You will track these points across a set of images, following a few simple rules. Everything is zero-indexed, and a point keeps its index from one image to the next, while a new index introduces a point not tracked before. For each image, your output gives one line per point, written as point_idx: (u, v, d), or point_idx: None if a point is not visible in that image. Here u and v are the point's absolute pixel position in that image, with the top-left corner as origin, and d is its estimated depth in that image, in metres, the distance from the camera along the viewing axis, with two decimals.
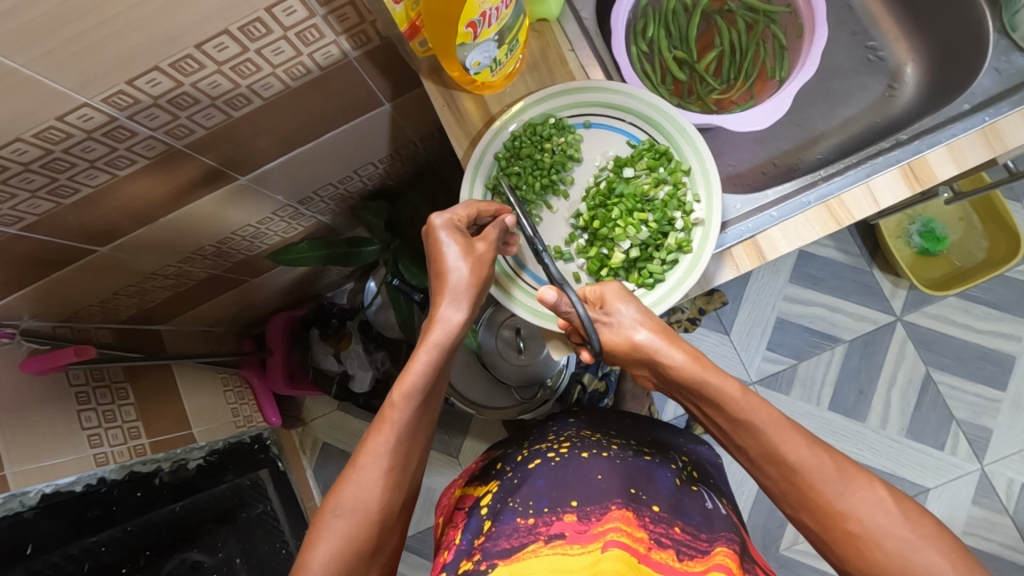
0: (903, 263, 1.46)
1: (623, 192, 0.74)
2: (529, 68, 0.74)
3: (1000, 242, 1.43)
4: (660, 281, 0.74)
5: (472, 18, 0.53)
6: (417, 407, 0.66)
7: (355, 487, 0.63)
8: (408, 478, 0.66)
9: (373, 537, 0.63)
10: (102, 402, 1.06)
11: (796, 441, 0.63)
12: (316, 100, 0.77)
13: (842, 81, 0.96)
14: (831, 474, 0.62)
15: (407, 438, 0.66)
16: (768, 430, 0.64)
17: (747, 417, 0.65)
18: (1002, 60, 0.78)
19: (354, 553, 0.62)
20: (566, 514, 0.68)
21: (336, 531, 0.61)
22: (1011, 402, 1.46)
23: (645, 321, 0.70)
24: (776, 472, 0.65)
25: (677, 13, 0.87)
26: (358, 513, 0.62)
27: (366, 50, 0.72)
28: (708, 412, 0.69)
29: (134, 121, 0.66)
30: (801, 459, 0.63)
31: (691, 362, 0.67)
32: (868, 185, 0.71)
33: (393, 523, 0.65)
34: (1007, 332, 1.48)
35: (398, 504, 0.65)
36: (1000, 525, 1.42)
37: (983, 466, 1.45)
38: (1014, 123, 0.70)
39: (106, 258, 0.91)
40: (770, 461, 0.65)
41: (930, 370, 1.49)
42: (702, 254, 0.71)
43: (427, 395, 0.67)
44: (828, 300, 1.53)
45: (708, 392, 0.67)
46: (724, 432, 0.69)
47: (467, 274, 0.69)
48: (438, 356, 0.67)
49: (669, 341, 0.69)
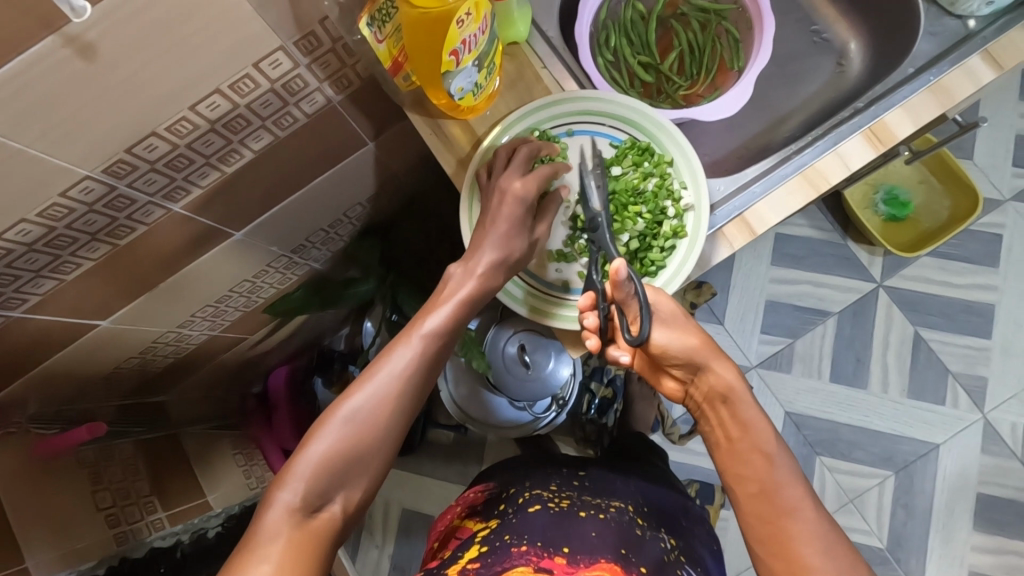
0: (874, 231, 1.52)
1: (614, 189, 0.78)
2: (507, 88, 0.79)
3: (960, 200, 1.50)
4: (662, 267, 0.78)
5: (454, 46, 0.57)
6: (441, 342, 0.71)
7: (366, 396, 0.66)
8: (414, 409, 0.69)
9: (370, 450, 0.65)
10: (115, 479, 1.04)
11: (800, 494, 0.70)
12: (303, 146, 0.80)
13: (794, 65, 1.03)
14: (811, 526, 0.67)
15: (427, 365, 0.70)
16: (779, 472, 0.70)
17: (769, 453, 0.72)
18: (936, 25, 0.85)
19: (351, 458, 0.64)
20: (557, 555, 0.75)
21: (340, 430, 0.64)
22: (1000, 348, 1.51)
23: (692, 326, 0.74)
24: (766, 507, 0.70)
25: (635, 22, 0.93)
26: (365, 421, 0.65)
27: (348, 93, 0.76)
28: (731, 434, 0.74)
29: (134, 188, 0.67)
30: (799, 504, 0.69)
31: (734, 380, 0.73)
32: (838, 152, 0.77)
33: (393, 440, 0.67)
34: (984, 283, 1.53)
35: (401, 426, 0.68)
36: (1012, 469, 1.46)
37: (986, 414, 1.49)
38: (955, 79, 0.78)
39: (107, 333, 0.91)
40: (765, 497, 0.70)
41: (918, 329, 1.54)
42: (697, 237, 0.75)
43: (452, 333, 0.72)
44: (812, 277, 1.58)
45: (742, 413, 0.74)
46: (736, 455, 0.74)
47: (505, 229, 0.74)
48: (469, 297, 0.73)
49: (719, 352, 0.74)
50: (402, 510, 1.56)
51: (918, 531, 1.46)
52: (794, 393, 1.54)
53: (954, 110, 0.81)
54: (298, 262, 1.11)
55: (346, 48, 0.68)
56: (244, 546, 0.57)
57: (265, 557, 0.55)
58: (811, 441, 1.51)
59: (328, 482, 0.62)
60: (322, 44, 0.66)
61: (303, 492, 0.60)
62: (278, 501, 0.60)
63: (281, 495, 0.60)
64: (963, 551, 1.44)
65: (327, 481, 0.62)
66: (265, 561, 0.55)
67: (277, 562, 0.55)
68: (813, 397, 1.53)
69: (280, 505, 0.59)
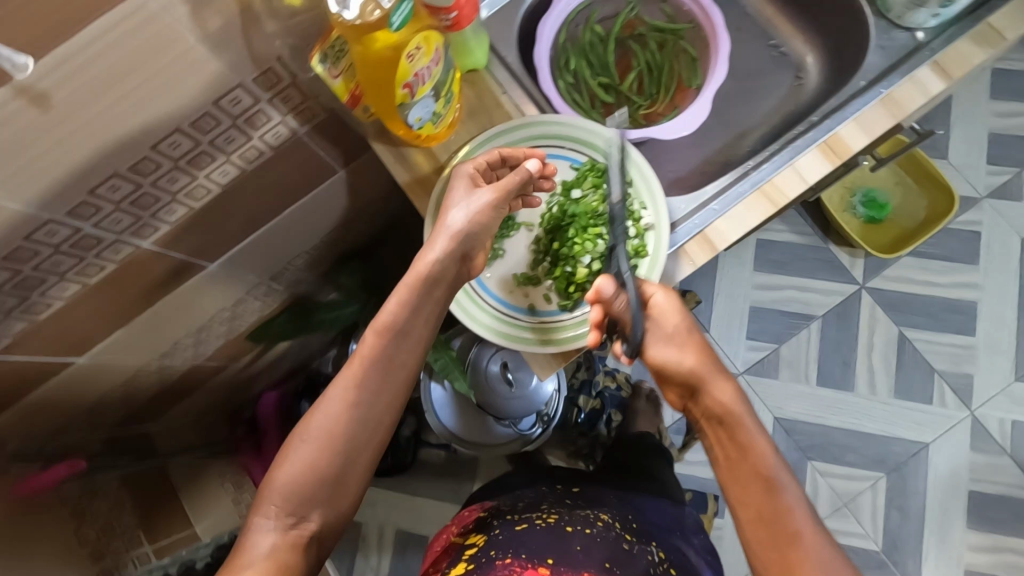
0: (854, 233, 1.54)
1: (575, 212, 0.81)
2: (468, 115, 0.81)
3: (938, 199, 1.51)
4: None
5: (407, 79, 0.59)
6: (387, 346, 0.70)
7: (323, 414, 0.67)
8: (375, 426, 0.68)
9: (333, 466, 0.66)
10: (100, 513, 1.06)
11: (806, 521, 0.65)
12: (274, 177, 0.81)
13: (756, 79, 1.04)
14: (817, 555, 0.63)
15: (376, 372, 0.69)
16: (784, 499, 0.66)
17: (774, 476, 0.68)
18: (886, 38, 0.88)
19: (317, 476, 0.65)
20: (541, 566, 0.76)
21: (304, 448, 0.65)
22: (985, 345, 1.51)
23: (684, 337, 0.76)
24: (769, 532, 0.65)
25: (593, 45, 0.95)
26: (330, 438, 0.66)
27: (313, 124, 0.77)
28: (728, 455, 0.71)
29: (101, 228, 0.68)
30: (802, 528, 0.65)
31: (730, 400, 0.73)
32: (794, 167, 0.80)
33: (362, 452, 0.67)
34: (965, 280, 1.53)
35: (369, 439, 0.68)
36: (1002, 466, 1.46)
37: (974, 412, 1.49)
38: (905, 91, 0.82)
39: (85, 368, 0.90)
40: (768, 524, 0.66)
41: (903, 329, 1.55)
42: (659, 256, 0.77)
43: (400, 334, 0.71)
44: (795, 281, 1.59)
45: (745, 433, 0.71)
46: (735, 479, 0.70)
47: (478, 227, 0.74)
48: (414, 297, 0.72)
49: (711, 367, 0.74)
50: (397, 532, 1.55)
51: (913, 532, 1.45)
52: (784, 398, 1.54)
53: (908, 124, 0.84)
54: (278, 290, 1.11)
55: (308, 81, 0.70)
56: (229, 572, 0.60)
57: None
58: (802, 446, 1.51)
59: (302, 501, 0.64)
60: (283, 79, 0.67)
61: (276, 512, 0.63)
62: (258, 527, 0.62)
63: (261, 520, 0.63)
64: (960, 551, 1.44)
65: (298, 502, 0.64)
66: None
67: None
68: (802, 402, 1.53)
69: (259, 529, 0.62)
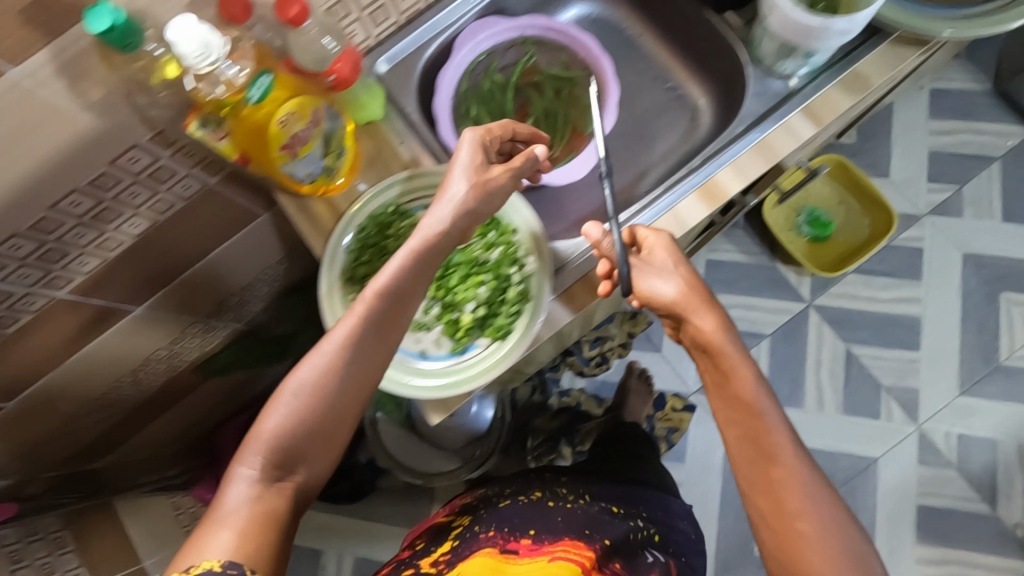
0: (799, 252, 1.57)
1: (460, 261, 0.95)
2: (367, 165, 0.89)
3: (879, 216, 1.53)
4: (510, 331, 0.89)
5: (284, 143, 0.72)
6: (387, 305, 0.72)
7: (312, 367, 0.68)
8: (366, 386, 0.70)
9: (326, 417, 0.67)
10: (39, 556, 1.00)
11: (791, 445, 0.74)
12: (184, 229, 0.85)
13: (651, 123, 1.17)
14: (799, 470, 0.72)
15: (376, 330, 0.71)
16: (769, 423, 0.75)
17: (758, 403, 0.76)
18: (761, 84, 1.00)
19: (308, 424, 0.66)
20: (524, 537, 0.92)
21: (293, 403, 0.66)
22: (929, 358, 1.52)
23: (674, 271, 0.85)
24: (754, 453, 0.75)
25: (495, 93, 1.07)
26: (317, 394, 0.67)
27: (222, 175, 0.82)
28: (715, 379, 0.81)
29: (10, 283, 0.72)
30: (780, 447, 0.74)
31: (713, 332, 0.81)
32: (674, 211, 0.93)
33: (348, 408, 0.69)
34: (911, 296, 1.55)
35: (358, 394, 0.69)
36: (948, 479, 1.48)
37: (921, 425, 1.51)
38: (777, 139, 0.96)
39: (12, 415, 0.91)
40: (754, 443, 0.75)
41: (849, 346, 1.57)
42: (540, 301, 0.89)
43: (399, 295, 0.73)
44: (744, 300, 1.62)
45: (728, 361, 0.80)
46: (724, 402, 0.80)
47: (477, 197, 0.79)
48: (418, 256, 0.75)
49: (698, 301, 0.82)
50: (355, 559, 1.56)
51: None
52: None
53: (784, 159, 0.99)
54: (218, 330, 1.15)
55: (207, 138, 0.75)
56: (211, 517, 0.61)
57: (228, 526, 0.59)
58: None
59: (289, 453, 0.65)
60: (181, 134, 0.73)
61: (261, 463, 0.64)
62: (240, 478, 0.63)
63: (242, 470, 0.64)
64: (909, 565, 1.45)
65: (285, 452, 0.65)
66: (225, 531, 0.59)
67: (232, 535, 0.59)
68: None
69: (243, 480, 0.63)
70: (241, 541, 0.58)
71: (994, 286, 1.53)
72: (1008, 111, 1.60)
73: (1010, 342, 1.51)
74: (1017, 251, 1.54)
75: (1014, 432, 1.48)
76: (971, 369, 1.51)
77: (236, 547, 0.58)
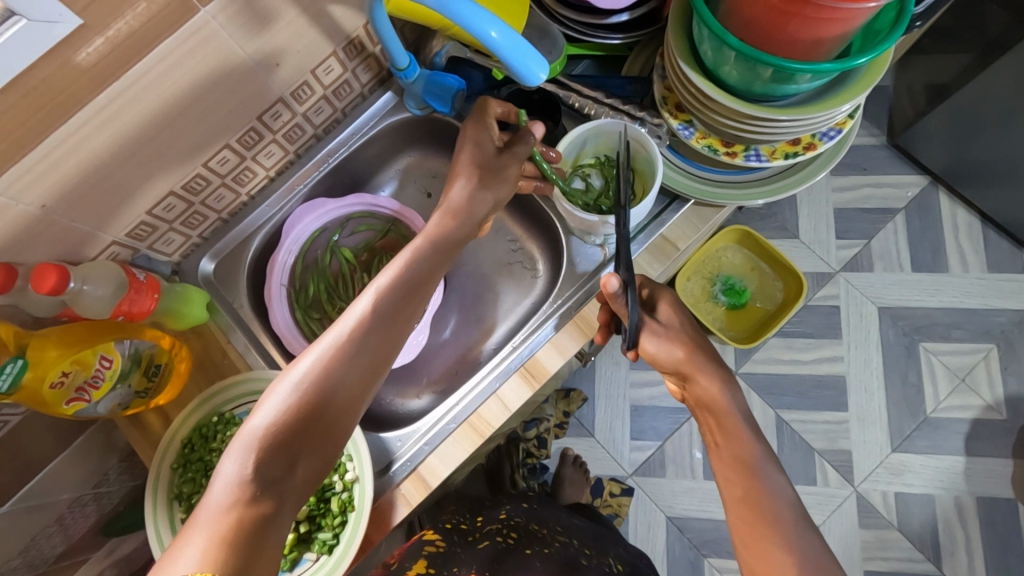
0: (713, 327, 1.27)
1: None
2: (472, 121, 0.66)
3: (790, 279, 1.25)
4: (461, 394, 0.70)
5: None
6: (409, 270, 0.57)
7: (312, 365, 0.50)
8: (369, 367, 0.52)
9: (327, 397, 0.49)
10: None
11: (787, 511, 0.55)
12: (7, 277, 0.53)
13: None
14: (791, 540, 0.53)
15: (404, 288, 0.56)
16: (767, 481, 0.56)
17: (761, 465, 0.57)
18: None
19: (317, 405, 0.48)
20: None
21: (289, 396, 0.48)
22: (857, 417, 1.27)
23: (680, 333, 0.63)
24: (750, 517, 0.55)
25: None
26: (312, 394, 0.48)
27: (41, 147, 0.51)
28: (716, 440, 0.61)
29: None
30: (782, 516, 0.54)
31: (722, 396, 0.62)
32: None
33: (341, 417, 0.50)
34: (834, 355, 1.30)
35: (354, 405, 0.51)
36: (894, 541, 1.20)
37: (857, 487, 1.23)
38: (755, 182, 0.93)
39: None
40: (751, 505, 0.56)
41: (778, 412, 1.29)
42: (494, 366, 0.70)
43: (452, 243, 0.61)
44: None
45: (733, 422, 0.61)
46: (722, 465, 0.60)
47: (467, 202, 0.63)
48: (428, 254, 0.59)
49: (708, 360, 0.62)
50: None
51: None
52: (671, 494, 1.23)
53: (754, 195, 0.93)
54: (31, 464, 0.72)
55: (62, 119, 0.51)
56: (185, 530, 0.42)
57: (199, 528, 0.41)
58: (698, 544, 1.20)
59: (282, 444, 0.46)
60: (4, 107, 0.46)
61: (253, 465, 0.45)
62: (221, 478, 0.44)
63: (223, 468, 0.44)
64: None
65: (280, 445, 0.46)
66: (198, 537, 0.40)
67: (209, 547, 0.40)
68: (683, 501, 1.22)
69: (224, 482, 0.44)
70: (216, 555, 0.39)
71: (911, 337, 1.30)
72: (907, 163, 1.39)
73: (933, 391, 1.26)
74: (931, 301, 1.31)
75: (949, 483, 1.22)
76: (899, 423, 1.25)
77: (210, 567, 0.39)
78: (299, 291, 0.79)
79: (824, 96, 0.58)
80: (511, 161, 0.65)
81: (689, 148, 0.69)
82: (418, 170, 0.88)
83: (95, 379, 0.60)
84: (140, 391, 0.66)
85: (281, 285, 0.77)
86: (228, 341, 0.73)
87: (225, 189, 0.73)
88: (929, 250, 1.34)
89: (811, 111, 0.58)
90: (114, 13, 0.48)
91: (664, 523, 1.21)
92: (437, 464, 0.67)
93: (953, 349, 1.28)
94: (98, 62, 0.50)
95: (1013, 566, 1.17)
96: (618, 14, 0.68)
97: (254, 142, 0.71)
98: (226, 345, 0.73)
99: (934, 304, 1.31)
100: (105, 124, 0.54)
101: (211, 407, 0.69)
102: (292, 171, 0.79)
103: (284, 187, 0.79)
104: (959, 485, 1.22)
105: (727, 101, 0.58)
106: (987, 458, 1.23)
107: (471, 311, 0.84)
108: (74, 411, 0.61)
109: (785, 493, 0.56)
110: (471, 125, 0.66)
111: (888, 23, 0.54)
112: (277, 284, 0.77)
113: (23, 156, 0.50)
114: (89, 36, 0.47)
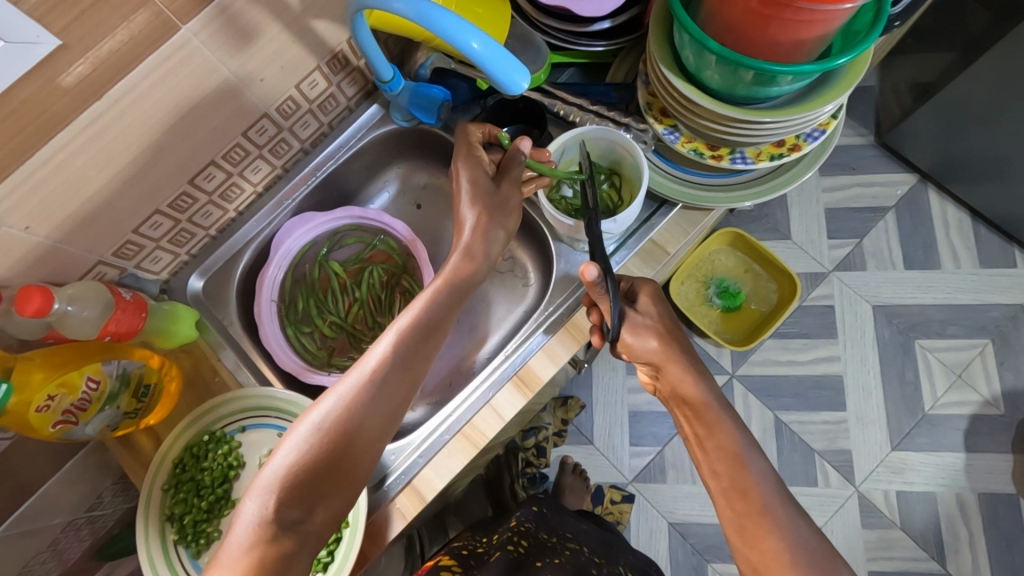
0: (709, 330, 1.27)
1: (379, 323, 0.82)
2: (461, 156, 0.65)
3: (783, 279, 1.25)
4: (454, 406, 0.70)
5: None
6: (428, 310, 0.58)
7: (334, 407, 0.51)
8: (391, 408, 0.53)
9: (350, 438, 0.50)
10: None
11: (779, 497, 0.55)
12: None
13: None
14: (785, 525, 0.53)
15: (423, 329, 0.57)
16: (752, 468, 0.56)
17: (742, 452, 0.57)
18: None
19: (340, 444, 0.49)
20: None
21: (310, 438, 0.49)
22: (856, 416, 1.26)
23: (659, 328, 0.63)
24: (741, 506, 0.55)
25: None
26: (334, 436, 0.49)
27: (22, 167, 0.51)
28: (698, 431, 0.61)
29: None
30: (770, 502, 0.54)
31: (697, 387, 0.61)
32: None
33: (363, 458, 0.50)
34: (830, 354, 1.30)
35: (374, 446, 0.51)
36: (897, 540, 1.19)
37: (858, 487, 1.22)
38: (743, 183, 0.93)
39: None
40: (737, 494, 0.55)
41: (776, 413, 1.28)
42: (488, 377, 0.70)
43: (469, 286, 0.62)
44: None
45: (712, 411, 0.60)
46: (705, 454, 0.59)
47: (482, 243, 0.63)
48: (445, 297, 0.60)
49: (677, 352, 0.62)
50: None
51: None
52: (672, 500, 1.22)
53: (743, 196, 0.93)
54: (25, 488, 0.71)
55: (44, 140, 0.51)
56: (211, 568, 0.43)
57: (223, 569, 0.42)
58: (700, 550, 1.19)
59: (305, 485, 0.47)
60: None
61: (273, 506, 0.45)
62: (242, 519, 0.45)
63: (246, 509, 0.46)
64: None
65: (303, 486, 0.47)
66: None
67: None
68: (685, 506, 1.21)
69: (246, 522, 0.45)
70: None
71: (907, 335, 1.30)
72: (895, 161, 1.40)
73: (931, 388, 1.26)
74: (925, 298, 1.32)
75: (950, 481, 1.21)
76: (898, 421, 1.25)
77: None
78: (289, 306, 0.79)
79: (807, 97, 0.58)
80: (511, 188, 0.65)
81: (675, 152, 0.70)
82: (406, 182, 0.88)
83: (82, 402, 0.59)
84: (130, 412, 0.65)
85: (270, 301, 0.76)
86: (218, 359, 0.73)
87: (213, 206, 0.73)
88: (920, 247, 1.35)
89: (794, 112, 0.58)
90: (94, 33, 0.48)
91: (665, 529, 1.20)
92: (432, 477, 0.66)
93: (948, 345, 1.28)
94: (79, 82, 0.50)
95: (1018, 562, 1.16)
96: (601, 21, 0.67)
97: (240, 158, 0.71)
98: (216, 364, 0.73)
99: (928, 301, 1.31)
100: (89, 144, 0.54)
101: (202, 426, 0.68)
102: (279, 186, 0.79)
103: (272, 202, 0.79)
104: (960, 482, 1.21)
105: (710, 105, 0.58)
106: (987, 454, 1.22)
107: (463, 321, 0.84)
108: (62, 433, 0.60)
109: (778, 486, 0.56)
110: (462, 160, 0.65)
111: (867, 23, 0.54)
112: (267, 299, 0.76)
113: (5, 177, 0.50)
114: (70, 56, 0.47)
